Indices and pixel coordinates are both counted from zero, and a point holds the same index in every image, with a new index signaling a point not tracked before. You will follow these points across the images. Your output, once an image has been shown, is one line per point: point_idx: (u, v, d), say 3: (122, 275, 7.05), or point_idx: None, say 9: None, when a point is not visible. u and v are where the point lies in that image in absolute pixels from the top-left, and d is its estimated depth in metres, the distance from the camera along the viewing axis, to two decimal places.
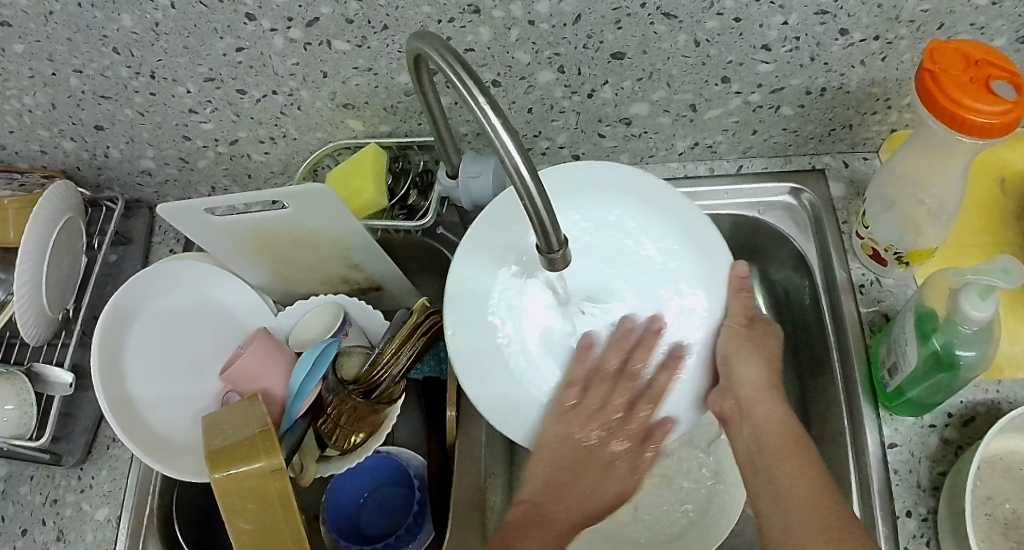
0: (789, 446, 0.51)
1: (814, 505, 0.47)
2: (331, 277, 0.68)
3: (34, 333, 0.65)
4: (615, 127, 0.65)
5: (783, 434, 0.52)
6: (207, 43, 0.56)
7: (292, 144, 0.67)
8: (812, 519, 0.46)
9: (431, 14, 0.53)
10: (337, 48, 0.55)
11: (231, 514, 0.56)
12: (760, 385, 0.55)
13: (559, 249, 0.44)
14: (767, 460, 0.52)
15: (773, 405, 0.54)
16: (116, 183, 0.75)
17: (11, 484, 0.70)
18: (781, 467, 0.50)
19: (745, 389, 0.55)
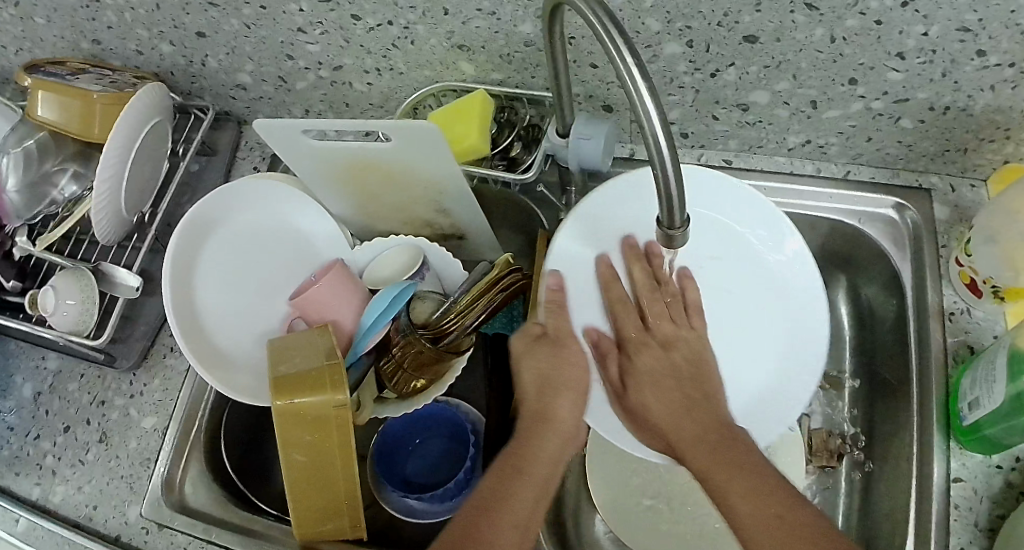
0: (715, 445, 0.47)
1: (731, 470, 0.45)
2: (416, 218, 0.67)
3: (105, 232, 0.65)
4: (729, 111, 0.63)
5: (721, 436, 0.48)
6: None
7: (396, 78, 0.65)
8: (746, 482, 0.44)
9: None
10: None
11: (287, 445, 0.55)
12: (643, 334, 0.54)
13: (679, 227, 0.43)
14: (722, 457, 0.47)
15: (661, 358, 0.53)
16: (207, 93, 0.74)
17: (61, 379, 0.70)
18: (706, 444, 0.48)
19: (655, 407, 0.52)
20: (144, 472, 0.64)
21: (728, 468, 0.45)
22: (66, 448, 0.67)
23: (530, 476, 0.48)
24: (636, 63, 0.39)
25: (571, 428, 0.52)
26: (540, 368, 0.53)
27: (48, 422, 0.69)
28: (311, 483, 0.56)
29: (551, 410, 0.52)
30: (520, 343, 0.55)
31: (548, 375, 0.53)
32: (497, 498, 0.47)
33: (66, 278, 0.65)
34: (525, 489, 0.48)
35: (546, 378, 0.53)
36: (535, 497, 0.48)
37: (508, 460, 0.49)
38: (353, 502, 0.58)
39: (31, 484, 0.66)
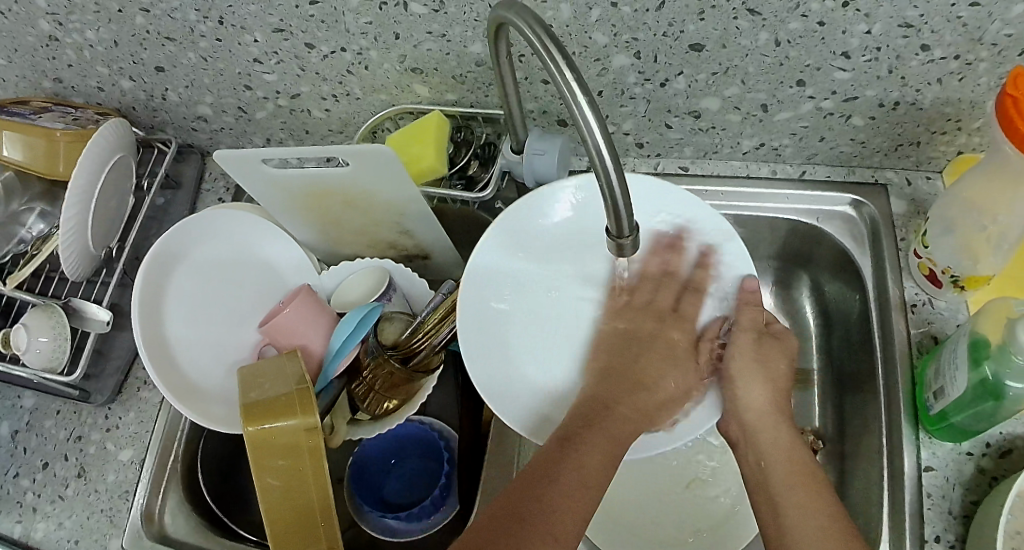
0: (791, 465, 0.51)
1: (795, 487, 0.50)
2: (379, 240, 0.68)
3: (75, 269, 0.65)
4: (682, 119, 0.64)
5: (788, 448, 0.53)
6: None
7: (353, 103, 0.66)
8: (799, 496, 0.49)
9: None
10: (413, 10, 0.54)
11: (261, 471, 0.55)
12: (767, 411, 0.55)
13: (629, 234, 0.42)
14: (769, 481, 0.52)
15: (762, 387, 0.56)
16: (169, 126, 0.75)
17: (38, 417, 0.71)
18: (774, 456, 0.53)
19: (750, 414, 0.56)
20: (124, 505, 0.65)
21: (798, 490, 0.50)
22: (45, 485, 0.67)
23: (617, 446, 0.52)
24: (576, 75, 0.38)
25: (670, 396, 0.58)
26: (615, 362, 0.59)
27: (26, 460, 0.69)
28: (289, 509, 0.57)
29: (652, 381, 0.57)
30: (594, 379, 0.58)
31: (635, 370, 0.58)
32: (553, 462, 0.49)
33: (38, 315, 0.66)
34: (587, 450, 0.50)
35: (619, 370, 0.58)
36: (604, 452, 0.51)
37: (625, 437, 0.53)
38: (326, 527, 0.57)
39: (13, 523, 0.66)
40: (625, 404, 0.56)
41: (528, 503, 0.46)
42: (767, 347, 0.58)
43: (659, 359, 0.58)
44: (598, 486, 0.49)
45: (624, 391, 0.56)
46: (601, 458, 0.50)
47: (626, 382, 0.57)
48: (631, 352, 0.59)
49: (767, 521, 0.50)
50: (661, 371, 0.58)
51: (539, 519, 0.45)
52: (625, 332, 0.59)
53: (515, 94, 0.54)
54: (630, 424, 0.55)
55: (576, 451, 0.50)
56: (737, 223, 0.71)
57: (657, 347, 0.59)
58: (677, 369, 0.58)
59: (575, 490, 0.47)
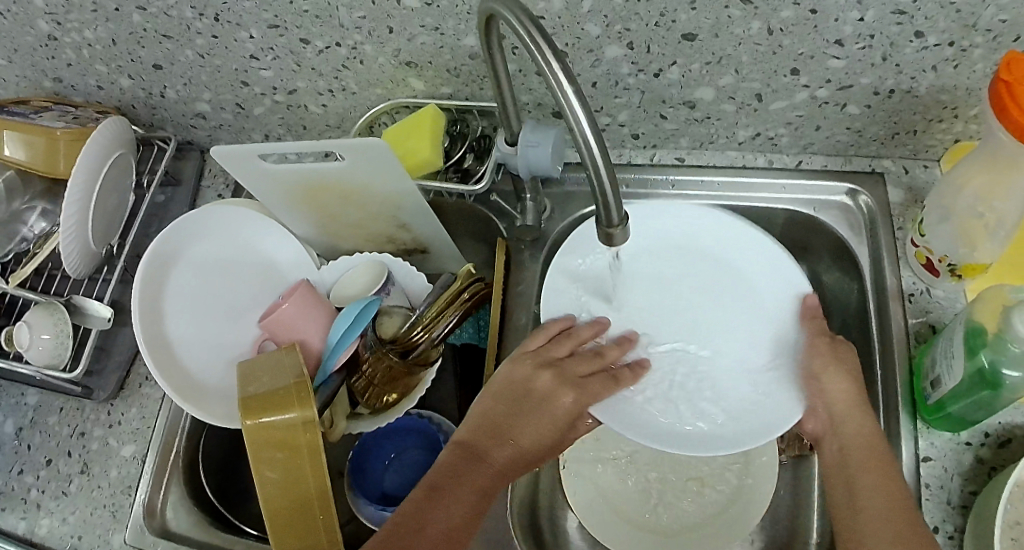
0: (872, 458, 0.50)
1: (873, 476, 0.49)
2: (378, 235, 0.68)
3: (75, 265, 0.66)
4: (677, 109, 0.64)
5: (870, 443, 0.52)
6: None
7: (350, 98, 0.66)
8: (873, 485, 0.49)
9: None
10: (405, 4, 0.54)
11: (259, 463, 0.56)
12: (853, 402, 0.53)
13: (618, 223, 0.43)
14: (851, 471, 0.51)
15: (841, 380, 0.54)
16: (168, 124, 0.75)
17: (41, 414, 0.71)
18: (856, 445, 0.52)
19: (839, 406, 0.54)
20: (126, 500, 0.65)
21: (871, 476, 0.50)
22: (49, 481, 0.68)
23: (465, 496, 0.50)
24: (562, 66, 0.39)
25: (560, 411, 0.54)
26: (498, 413, 0.55)
27: (30, 457, 0.70)
28: (287, 501, 0.57)
29: (513, 432, 0.54)
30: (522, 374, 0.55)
31: (507, 420, 0.54)
32: (417, 517, 0.47)
33: (39, 312, 0.66)
34: (449, 503, 0.49)
35: (494, 422, 0.54)
36: (463, 511, 0.49)
37: (505, 469, 0.53)
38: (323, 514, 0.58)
39: (17, 519, 0.67)
40: (489, 452, 0.53)
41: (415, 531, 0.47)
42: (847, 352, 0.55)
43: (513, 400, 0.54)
44: (465, 529, 0.48)
45: (505, 432, 0.54)
46: (463, 513, 0.49)
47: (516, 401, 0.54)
48: (516, 412, 0.54)
49: (844, 501, 0.50)
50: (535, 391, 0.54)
51: (426, 531, 0.47)
52: (509, 376, 0.55)
53: (508, 86, 0.54)
54: (488, 470, 0.52)
55: (431, 500, 0.48)
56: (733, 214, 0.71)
57: (535, 409, 0.54)
58: (529, 413, 0.54)
59: (434, 526, 0.47)
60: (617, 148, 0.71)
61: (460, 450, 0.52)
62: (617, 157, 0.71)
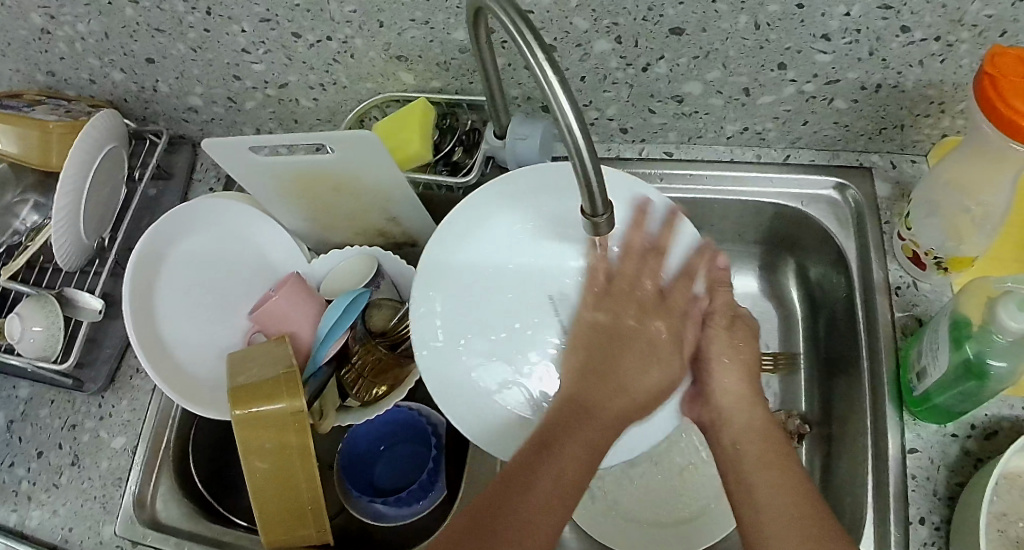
0: (766, 447, 0.50)
1: (771, 471, 0.48)
2: (368, 228, 0.69)
3: (68, 258, 0.66)
4: (666, 103, 0.65)
5: (763, 441, 0.51)
6: None
7: (340, 92, 0.66)
8: (775, 476, 0.48)
9: None
10: None
11: (248, 453, 0.56)
12: (744, 395, 0.54)
13: (604, 212, 0.42)
14: (745, 467, 0.50)
15: (736, 376, 0.55)
16: (161, 118, 0.76)
17: (32, 406, 0.72)
18: (751, 442, 0.51)
19: (725, 401, 0.54)
20: (117, 491, 0.66)
21: (770, 470, 0.48)
22: (39, 473, 0.69)
23: (591, 456, 0.47)
24: (547, 57, 0.38)
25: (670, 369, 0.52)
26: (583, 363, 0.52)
27: (21, 449, 0.70)
28: (276, 491, 0.58)
29: (591, 404, 0.49)
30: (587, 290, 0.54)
31: (614, 377, 0.50)
32: (528, 471, 0.45)
33: (31, 306, 0.67)
34: (563, 461, 0.46)
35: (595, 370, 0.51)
36: (584, 453, 0.47)
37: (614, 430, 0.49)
38: (311, 503, 0.58)
39: (8, 510, 0.68)
40: (600, 416, 0.49)
41: (524, 494, 0.44)
42: (743, 331, 0.56)
43: (631, 356, 0.51)
44: (572, 487, 0.45)
45: (592, 385, 0.50)
46: (574, 479, 0.45)
47: (610, 350, 0.52)
48: (612, 355, 0.51)
49: (742, 506, 0.48)
50: (647, 365, 0.52)
51: (535, 484, 0.45)
52: (599, 318, 0.53)
53: (496, 79, 0.54)
54: (617, 404, 0.50)
55: (545, 448, 0.46)
56: (723, 208, 0.72)
57: (640, 346, 0.52)
58: (653, 370, 0.52)
59: (545, 478, 0.45)
60: (606, 142, 0.72)
61: (574, 404, 0.49)
62: (606, 151, 0.72)
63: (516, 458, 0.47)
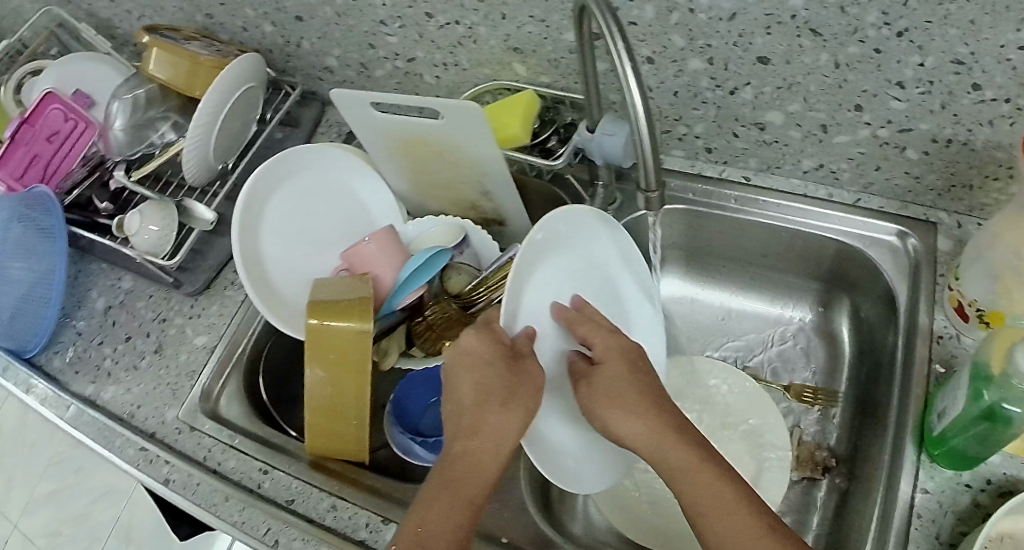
0: (704, 487, 0.49)
1: (722, 514, 0.48)
2: (462, 199, 0.76)
3: (194, 175, 0.77)
4: (748, 129, 0.71)
5: (707, 480, 0.49)
6: None
7: (459, 73, 0.75)
8: (732, 526, 0.47)
9: None
10: None
11: (311, 359, 0.63)
12: (646, 431, 0.53)
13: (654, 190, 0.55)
14: (700, 515, 0.49)
15: (633, 419, 0.53)
16: (298, 73, 0.85)
17: (132, 298, 0.82)
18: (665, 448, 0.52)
19: (643, 449, 0.53)
20: (188, 382, 0.74)
21: (721, 519, 0.48)
22: (123, 355, 0.79)
23: (469, 491, 0.49)
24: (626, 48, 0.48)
25: (507, 439, 0.51)
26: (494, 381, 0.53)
27: (113, 332, 0.81)
28: (326, 401, 0.64)
29: (482, 426, 0.51)
30: (471, 339, 0.54)
31: (478, 405, 0.52)
32: (418, 525, 0.47)
33: (153, 208, 0.77)
34: (464, 488, 0.49)
35: (484, 387, 0.52)
36: (466, 507, 0.48)
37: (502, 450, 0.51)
38: (354, 427, 0.64)
39: (89, 381, 0.79)
40: (482, 440, 0.51)
41: (449, 498, 0.48)
42: (639, 361, 0.57)
43: (472, 367, 0.53)
44: (462, 523, 0.48)
45: (485, 412, 0.52)
46: (455, 530, 0.47)
47: (465, 411, 0.53)
48: (513, 384, 0.53)
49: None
50: (487, 396, 0.52)
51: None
52: (477, 381, 0.53)
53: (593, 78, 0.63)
54: (490, 463, 0.51)
55: (431, 505, 0.48)
56: (789, 239, 0.77)
57: (500, 382, 0.52)
58: (489, 380, 0.52)
59: (436, 529, 0.47)
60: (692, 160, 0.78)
61: (455, 437, 0.52)
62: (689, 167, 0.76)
63: (416, 517, 0.47)
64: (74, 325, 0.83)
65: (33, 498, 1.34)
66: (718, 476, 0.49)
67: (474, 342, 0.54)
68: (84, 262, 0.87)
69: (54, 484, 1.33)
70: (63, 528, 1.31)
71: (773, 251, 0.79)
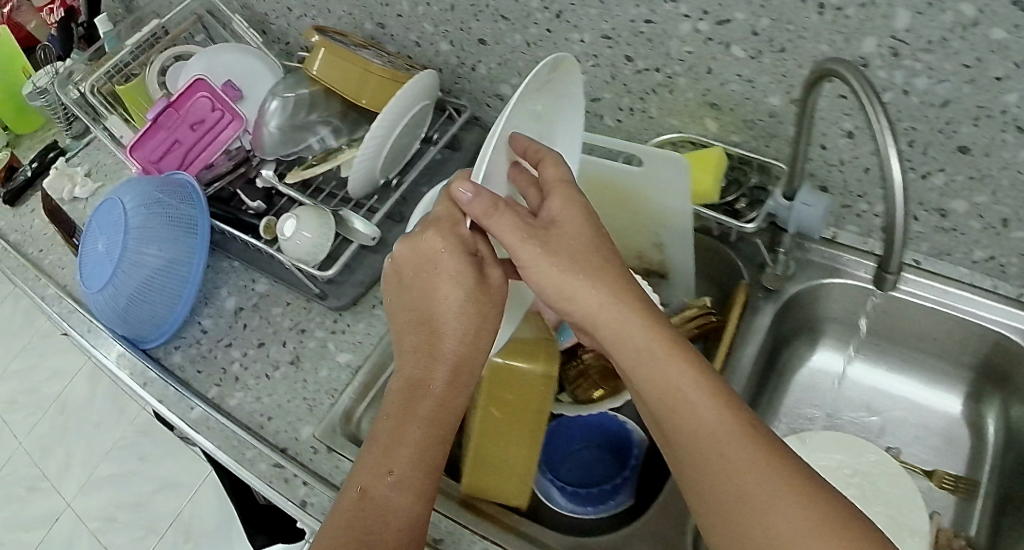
0: (730, 446, 0.42)
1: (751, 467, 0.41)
2: (628, 245, 0.77)
3: (355, 185, 0.75)
4: (929, 214, 0.70)
5: (732, 427, 0.43)
6: (622, 6, 0.66)
7: (645, 120, 0.76)
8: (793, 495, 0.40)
9: (825, 54, 0.61)
10: (732, 52, 0.65)
11: (487, 397, 0.62)
12: (643, 348, 0.46)
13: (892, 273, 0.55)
14: (693, 454, 0.44)
15: (592, 293, 0.47)
16: (466, 95, 0.86)
17: (266, 302, 0.82)
18: (714, 419, 0.43)
19: (642, 367, 0.46)
20: (326, 400, 0.73)
21: (759, 481, 0.41)
22: (252, 362, 0.78)
23: (445, 415, 0.54)
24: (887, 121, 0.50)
25: (451, 346, 0.54)
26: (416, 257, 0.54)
27: (244, 335, 0.80)
28: (496, 440, 0.62)
29: (436, 329, 0.54)
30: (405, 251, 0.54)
31: (426, 308, 0.55)
32: (388, 432, 0.54)
33: (309, 213, 0.75)
34: (425, 407, 0.54)
35: (424, 265, 0.54)
36: (430, 431, 0.54)
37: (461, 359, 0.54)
38: (527, 457, 0.62)
39: (212, 384, 0.77)
40: (464, 371, 0.54)
41: (411, 405, 0.54)
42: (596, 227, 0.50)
43: (413, 275, 0.55)
44: (437, 442, 0.55)
45: (430, 334, 0.55)
46: (424, 438, 0.54)
47: (423, 319, 0.55)
48: (417, 280, 0.54)
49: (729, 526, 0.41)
50: (438, 306, 0.54)
51: (400, 466, 0.53)
52: (414, 277, 0.54)
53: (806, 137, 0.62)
54: (433, 366, 0.54)
55: (403, 423, 0.54)
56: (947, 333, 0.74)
57: (422, 262, 0.54)
58: (448, 287, 0.53)
59: (401, 445, 0.53)
60: None
61: (417, 350, 0.55)
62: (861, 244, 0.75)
63: (387, 432, 0.54)
64: (199, 321, 0.82)
65: (92, 477, 1.52)
66: (742, 427, 0.43)
67: (437, 248, 0.53)
68: (214, 258, 0.87)
69: (113, 468, 1.53)
70: (122, 514, 1.45)
71: (933, 336, 0.74)
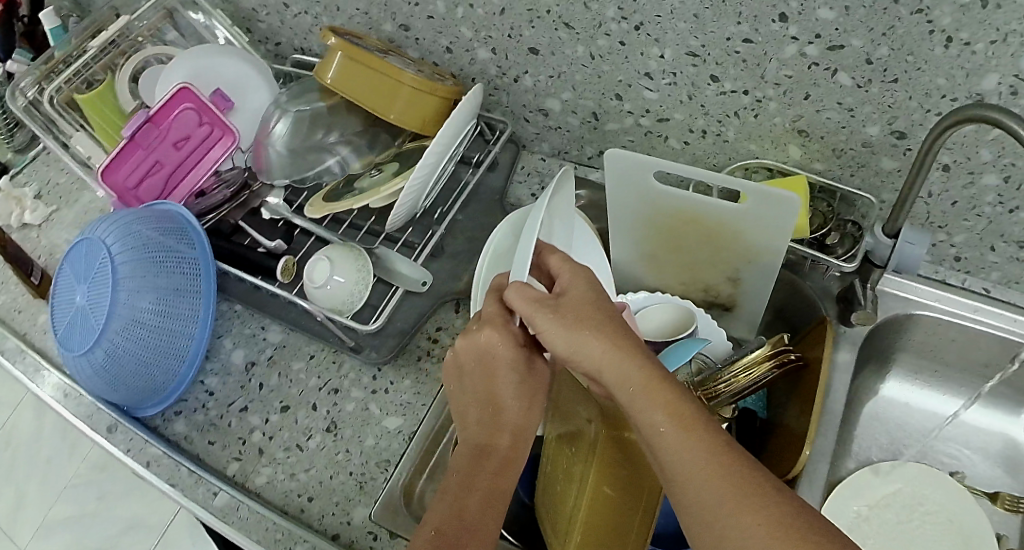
0: (718, 475, 0.40)
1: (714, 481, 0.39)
2: (696, 280, 0.71)
3: (395, 220, 0.64)
4: (1008, 246, 0.67)
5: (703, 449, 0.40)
6: (721, 22, 0.57)
7: (719, 144, 0.69)
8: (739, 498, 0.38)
9: (940, 87, 0.54)
10: (838, 79, 0.57)
11: (597, 476, 0.55)
12: (636, 383, 0.43)
13: None
14: (686, 485, 0.40)
15: (599, 345, 0.44)
16: (501, 109, 0.76)
17: (283, 355, 0.71)
18: (701, 482, 0.40)
19: (637, 400, 0.43)
20: (380, 474, 0.62)
21: (731, 498, 0.38)
22: (279, 431, 0.66)
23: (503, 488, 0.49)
24: None
25: (513, 423, 0.50)
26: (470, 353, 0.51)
27: (262, 397, 0.69)
28: (605, 525, 0.54)
29: (500, 410, 0.50)
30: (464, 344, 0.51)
31: (480, 395, 0.51)
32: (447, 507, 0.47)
33: (342, 251, 0.66)
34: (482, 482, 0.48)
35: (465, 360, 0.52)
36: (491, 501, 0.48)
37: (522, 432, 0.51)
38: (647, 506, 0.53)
39: (230, 458, 0.66)
40: (513, 447, 0.50)
41: (474, 477, 0.49)
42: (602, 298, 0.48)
43: (472, 366, 0.51)
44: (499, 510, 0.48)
45: (488, 416, 0.51)
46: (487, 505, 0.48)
47: (480, 404, 0.51)
48: (473, 371, 0.51)
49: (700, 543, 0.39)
50: (495, 392, 0.51)
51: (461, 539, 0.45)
52: (471, 369, 0.51)
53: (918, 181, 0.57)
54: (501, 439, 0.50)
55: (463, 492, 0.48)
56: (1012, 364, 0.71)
57: (472, 356, 0.51)
58: (504, 378, 0.50)
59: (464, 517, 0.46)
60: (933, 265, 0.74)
61: (474, 439, 0.51)
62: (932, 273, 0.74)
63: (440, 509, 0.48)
64: (203, 382, 0.70)
65: (47, 520, 1.39)
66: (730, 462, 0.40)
67: (494, 342, 0.49)
68: None
69: (69, 509, 1.39)
70: None
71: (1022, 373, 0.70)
